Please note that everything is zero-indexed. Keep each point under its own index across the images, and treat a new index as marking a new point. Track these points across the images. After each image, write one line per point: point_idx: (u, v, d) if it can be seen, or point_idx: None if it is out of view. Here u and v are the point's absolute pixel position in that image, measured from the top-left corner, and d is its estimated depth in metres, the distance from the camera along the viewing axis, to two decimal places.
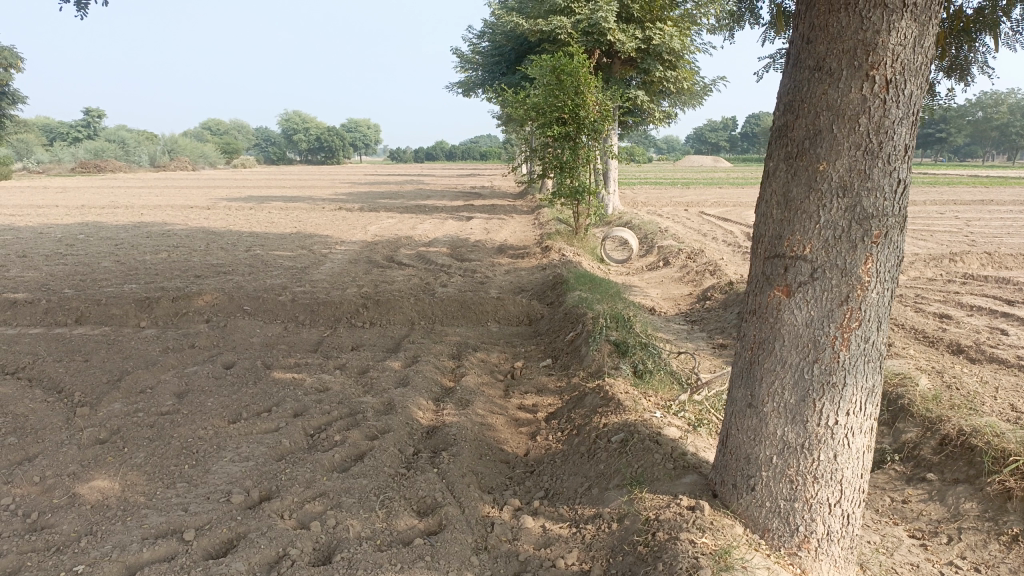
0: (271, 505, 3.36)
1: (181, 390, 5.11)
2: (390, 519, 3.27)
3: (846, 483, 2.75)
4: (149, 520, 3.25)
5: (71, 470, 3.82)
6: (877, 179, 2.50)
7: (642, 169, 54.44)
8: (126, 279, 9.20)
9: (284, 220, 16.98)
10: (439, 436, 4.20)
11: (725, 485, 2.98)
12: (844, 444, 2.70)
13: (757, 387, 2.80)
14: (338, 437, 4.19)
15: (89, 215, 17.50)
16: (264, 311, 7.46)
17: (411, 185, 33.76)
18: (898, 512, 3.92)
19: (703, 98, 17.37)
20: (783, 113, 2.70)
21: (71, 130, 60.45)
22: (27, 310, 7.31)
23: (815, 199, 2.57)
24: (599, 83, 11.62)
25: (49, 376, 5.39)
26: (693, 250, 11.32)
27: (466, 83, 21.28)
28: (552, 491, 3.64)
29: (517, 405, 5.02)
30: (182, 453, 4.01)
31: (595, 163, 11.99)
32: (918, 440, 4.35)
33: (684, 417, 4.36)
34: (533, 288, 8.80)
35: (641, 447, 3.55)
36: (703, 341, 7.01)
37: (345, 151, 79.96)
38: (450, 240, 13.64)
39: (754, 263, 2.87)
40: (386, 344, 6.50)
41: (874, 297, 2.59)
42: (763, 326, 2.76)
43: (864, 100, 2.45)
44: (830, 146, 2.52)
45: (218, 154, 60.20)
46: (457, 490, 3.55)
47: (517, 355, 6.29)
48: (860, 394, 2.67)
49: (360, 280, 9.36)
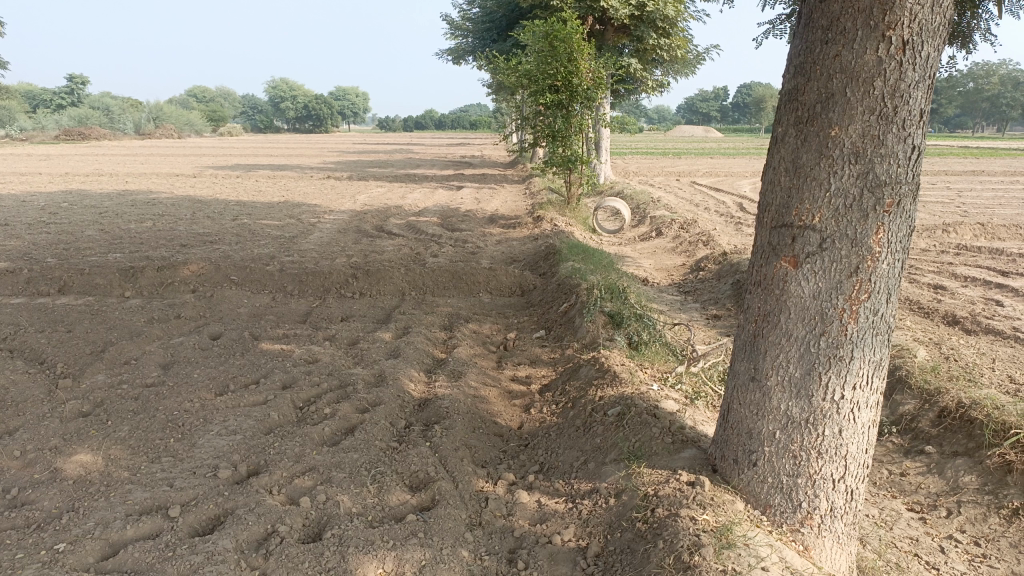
0: (259, 480, 3.27)
1: (167, 362, 5.00)
2: (382, 494, 3.20)
3: (850, 458, 2.68)
4: (133, 496, 3.16)
5: (53, 444, 3.71)
6: (891, 145, 2.40)
7: (633, 138, 54.11)
8: (110, 248, 9.02)
9: (272, 189, 16.72)
10: (432, 409, 4.12)
11: (726, 460, 2.91)
12: (849, 419, 2.62)
13: (761, 360, 2.72)
14: (328, 409, 4.10)
15: (73, 183, 17.19)
16: (251, 281, 7.31)
17: (400, 154, 33.42)
18: (897, 486, 3.88)
19: (696, 67, 17.13)
20: (793, 76, 2.58)
21: (55, 97, 59.48)
22: (8, 279, 7.14)
23: (826, 166, 2.47)
24: (592, 49, 11.39)
25: (31, 347, 5.26)
26: (686, 220, 11.21)
27: (456, 50, 20.93)
28: (547, 465, 3.56)
29: (511, 376, 4.94)
30: (168, 426, 3.91)
31: (588, 132, 11.81)
32: (916, 412, 4.31)
33: (681, 390, 4.29)
34: (526, 258, 8.68)
35: (637, 421, 3.47)
36: (697, 312, 6.93)
37: (332, 118, 79.01)
38: (440, 209, 13.48)
39: (760, 232, 2.77)
40: (376, 315, 6.39)
41: (884, 268, 2.50)
42: (769, 299, 2.68)
43: (879, 62, 2.33)
44: (842, 110, 2.41)
45: (204, 121, 59.29)
46: (450, 464, 3.47)
47: (510, 326, 6.20)
48: (867, 368, 2.59)
49: (349, 250, 9.23)
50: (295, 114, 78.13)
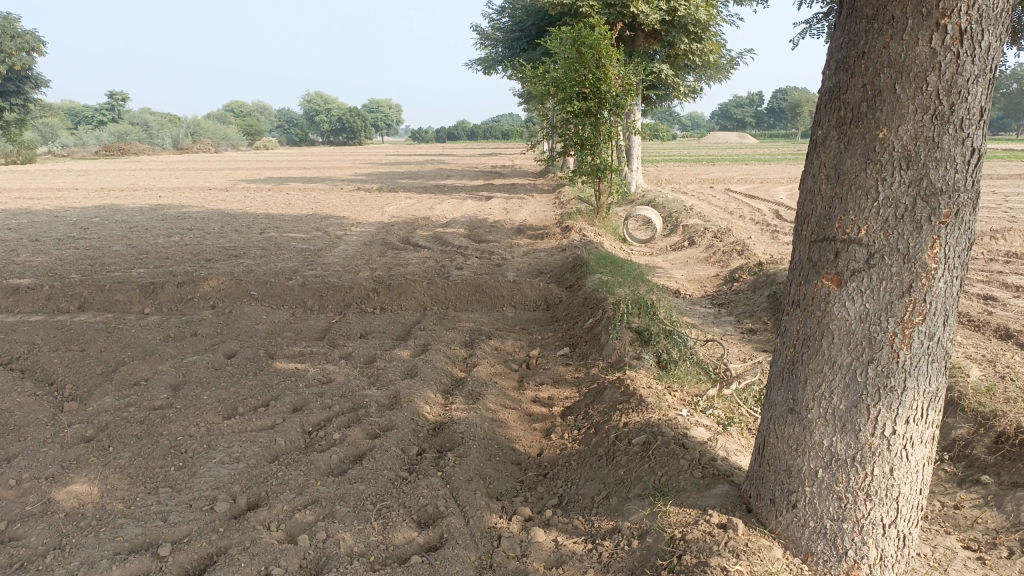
0: (257, 515, 3.07)
1: (177, 382, 4.84)
2: (386, 532, 2.97)
3: (903, 501, 2.39)
4: (123, 531, 2.96)
5: (50, 472, 3.55)
6: (947, 147, 2.12)
7: (666, 146, 53.76)
8: (136, 264, 8.97)
9: (302, 202, 16.70)
10: (446, 434, 3.88)
11: (762, 500, 2.61)
12: (902, 457, 2.33)
13: (801, 391, 2.43)
14: (337, 435, 3.89)
15: (107, 198, 17.39)
16: (271, 296, 7.16)
17: (431, 166, 33.39)
18: (950, 520, 3.51)
19: (729, 71, 16.78)
20: (834, 73, 2.31)
21: (97, 114, 60.95)
22: (30, 296, 7.08)
23: (872, 172, 2.19)
24: (621, 55, 11.13)
25: (43, 367, 5.15)
26: (720, 229, 10.86)
27: (486, 60, 20.84)
28: (567, 499, 3.30)
29: (532, 398, 4.69)
30: (170, 453, 3.73)
31: (618, 140, 11.54)
32: (971, 438, 3.97)
33: (713, 415, 3.99)
34: (552, 270, 8.43)
35: (665, 453, 3.19)
36: (731, 325, 6.62)
37: (365, 131, 79.61)
38: (468, 220, 13.29)
39: (798, 247, 2.49)
40: (396, 331, 6.19)
41: (940, 287, 2.21)
42: (809, 321, 2.39)
43: (933, 54, 2.05)
44: (891, 109, 2.13)
45: (240, 135, 60.13)
46: (462, 497, 3.23)
47: (533, 342, 5.95)
48: (922, 400, 2.30)
49: (374, 263, 9.07)
50: (329, 127, 79.03)
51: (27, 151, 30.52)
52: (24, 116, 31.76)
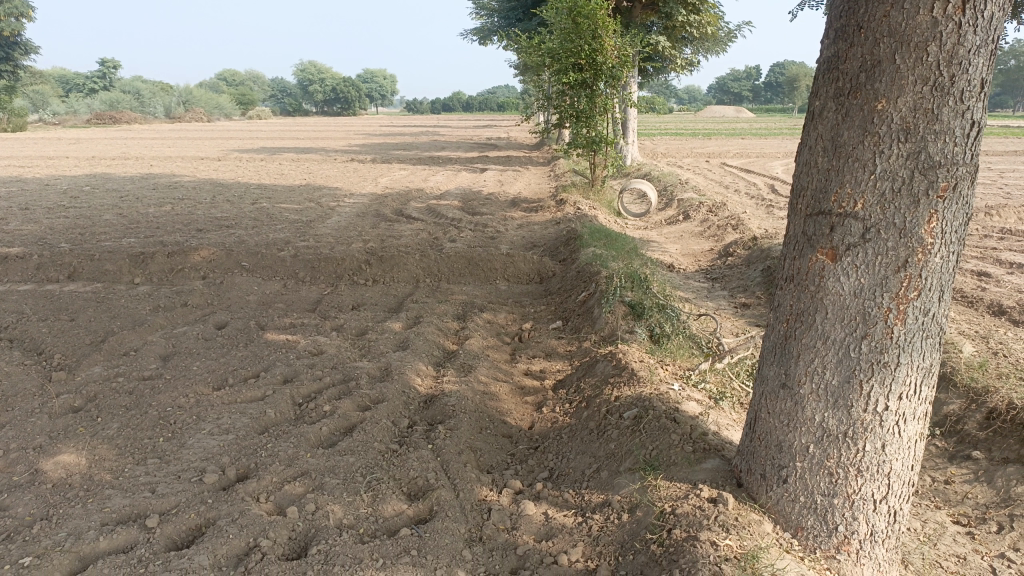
0: (246, 486, 3.05)
1: (167, 353, 4.80)
2: (376, 504, 2.96)
3: (894, 476, 2.38)
4: (111, 503, 2.95)
5: (38, 443, 3.52)
6: (947, 120, 2.07)
7: (662, 120, 53.53)
8: (126, 233, 8.87)
9: (295, 172, 16.53)
10: (437, 407, 3.87)
11: (752, 475, 2.60)
12: (894, 432, 2.32)
13: (794, 366, 2.41)
14: (327, 407, 3.87)
15: (98, 166, 17.19)
16: (263, 268, 7.10)
17: (425, 137, 33.07)
18: (940, 495, 3.52)
19: (727, 43, 16.60)
20: (833, 42, 2.25)
21: (87, 82, 60.15)
22: (18, 265, 7.01)
23: (870, 144, 2.15)
24: (618, 26, 10.97)
25: (31, 337, 5.10)
26: (715, 203, 10.80)
27: (482, 30, 20.58)
28: (557, 472, 3.30)
29: (524, 371, 4.68)
30: (158, 424, 3.71)
31: (614, 112, 11.42)
32: (962, 414, 3.98)
33: (705, 390, 3.98)
34: (546, 243, 8.38)
35: (656, 427, 3.18)
36: (725, 300, 6.60)
37: (359, 101, 78.78)
38: (462, 192, 13.19)
39: (793, 220, 2.45)
40: (388, 303, 6.15)
41: (936, 262, 2.18)
42: (803, 296, 2.36)
43: (934, 24, 2.00)
44: (890, 80, 2.09)
45: (233, 105, 59.45)
46: (452, 470, 3.22)
47: (526, 315, 5.92)
48: (915, 375, 2.28)
49: (367, 235, 9.00)
50: (323, 97, 78.22)
51: (17, 118, 30.09)
52: (13, 82, 31.24)
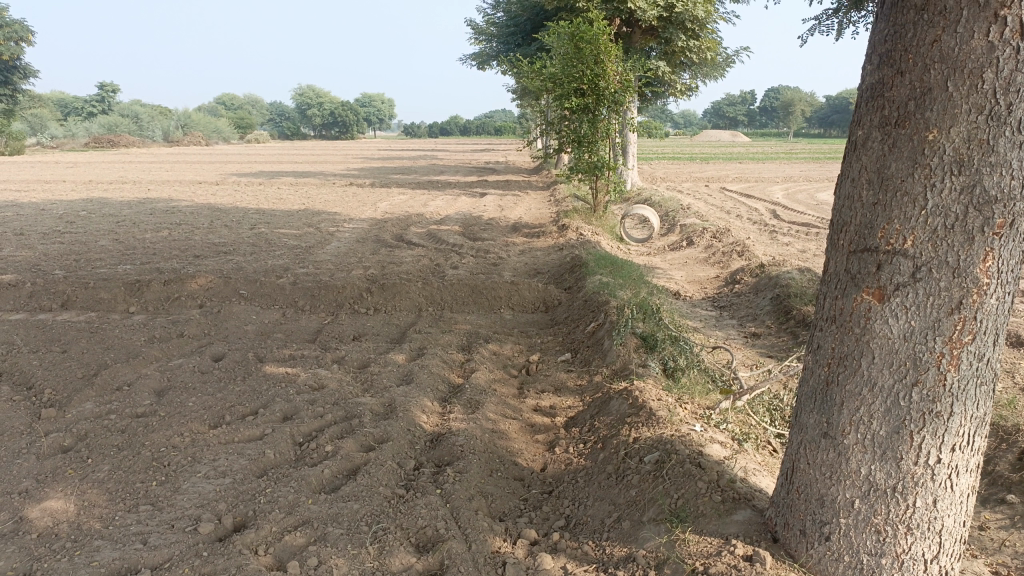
0: (244, 537, 2.86)
1: (162, 387, 4.61)
2: (382, 557, 2.77)
3: (946, 534, 2.21)
4: (100, 556, 2.75)
5: (24, 486, 3.33)
6: (1003, 151, 1.93)
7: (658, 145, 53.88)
8: (121, 260, 8.68)
9: (294, 196, 16.40)
10: (445, 448, 3.68)
11: (790, 530, 2.43)
12: (946, 487, 2.15)
13: (836, 414, 2.24)
14: (329, 447, 3.68)
15: (95, 190, 17.06)
16: (261, 295, 6.92)
17: (425, 160, 33.19)
18: (977, 542, 3.33)
19: (725, 69, 16.59)
20: (876, 69, 2.12)
21: (86, 105, 60.31)
22: (11, 293, 6.81)
23: (921, 177, 2.00)
24: (620, 51, 10.91)
25: (21, 370, 4.91)
26: (719, 228, 10.69)
27: (480, 55, 20.61)
28: (575, 521, 3.12)
29: (533, 407, 4.49)
30: (152, 466, 3.51)
31: (615, 137, 11.33)
32: (992, 454, 3.82)
33: (726, 430, 3.80)
34: (549, 270, 8.22)
35: (680, 473, 3.00)
36: (734, 329, 6.45)
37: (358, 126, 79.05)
38: (462, 217, 13.07)
39: (833, 257, 2.30)
40: (390, 334, 5.98)
41: (992, 304, 2.02)
42: (846, 338, 2.20)
43: (990, 49, 1.87)
44: (942, 109, 1.95)
45: (232, 129, 59.56)
46: (463, 519, 3.03)
47: (532, 347, 5.75)
48: (969, 425, 2.12)
49: (367, 261, 8.84)
50: (322, 121, 78.51)
51: (14, 141, 29.89)
52: (11, 106, 31.22)
